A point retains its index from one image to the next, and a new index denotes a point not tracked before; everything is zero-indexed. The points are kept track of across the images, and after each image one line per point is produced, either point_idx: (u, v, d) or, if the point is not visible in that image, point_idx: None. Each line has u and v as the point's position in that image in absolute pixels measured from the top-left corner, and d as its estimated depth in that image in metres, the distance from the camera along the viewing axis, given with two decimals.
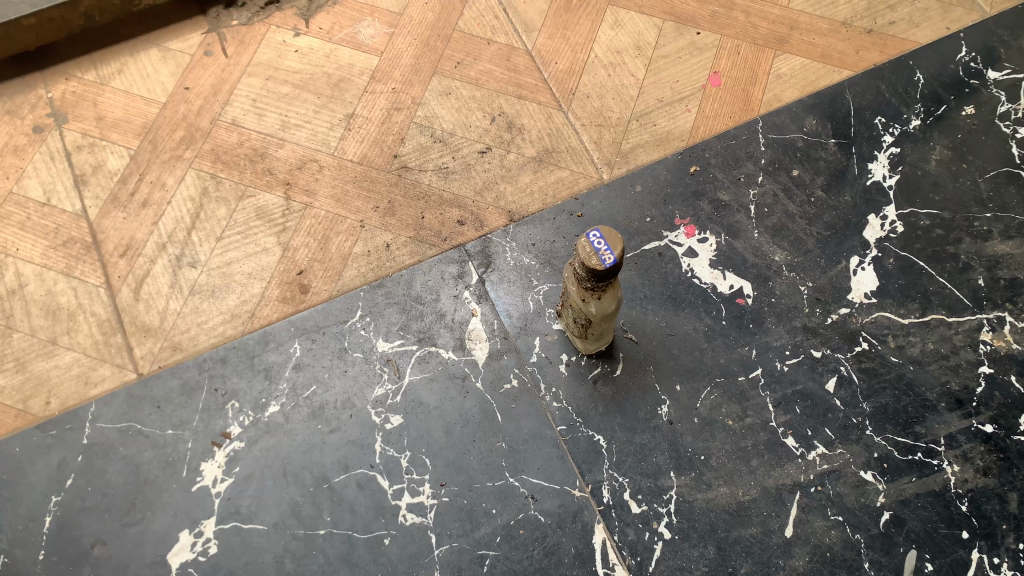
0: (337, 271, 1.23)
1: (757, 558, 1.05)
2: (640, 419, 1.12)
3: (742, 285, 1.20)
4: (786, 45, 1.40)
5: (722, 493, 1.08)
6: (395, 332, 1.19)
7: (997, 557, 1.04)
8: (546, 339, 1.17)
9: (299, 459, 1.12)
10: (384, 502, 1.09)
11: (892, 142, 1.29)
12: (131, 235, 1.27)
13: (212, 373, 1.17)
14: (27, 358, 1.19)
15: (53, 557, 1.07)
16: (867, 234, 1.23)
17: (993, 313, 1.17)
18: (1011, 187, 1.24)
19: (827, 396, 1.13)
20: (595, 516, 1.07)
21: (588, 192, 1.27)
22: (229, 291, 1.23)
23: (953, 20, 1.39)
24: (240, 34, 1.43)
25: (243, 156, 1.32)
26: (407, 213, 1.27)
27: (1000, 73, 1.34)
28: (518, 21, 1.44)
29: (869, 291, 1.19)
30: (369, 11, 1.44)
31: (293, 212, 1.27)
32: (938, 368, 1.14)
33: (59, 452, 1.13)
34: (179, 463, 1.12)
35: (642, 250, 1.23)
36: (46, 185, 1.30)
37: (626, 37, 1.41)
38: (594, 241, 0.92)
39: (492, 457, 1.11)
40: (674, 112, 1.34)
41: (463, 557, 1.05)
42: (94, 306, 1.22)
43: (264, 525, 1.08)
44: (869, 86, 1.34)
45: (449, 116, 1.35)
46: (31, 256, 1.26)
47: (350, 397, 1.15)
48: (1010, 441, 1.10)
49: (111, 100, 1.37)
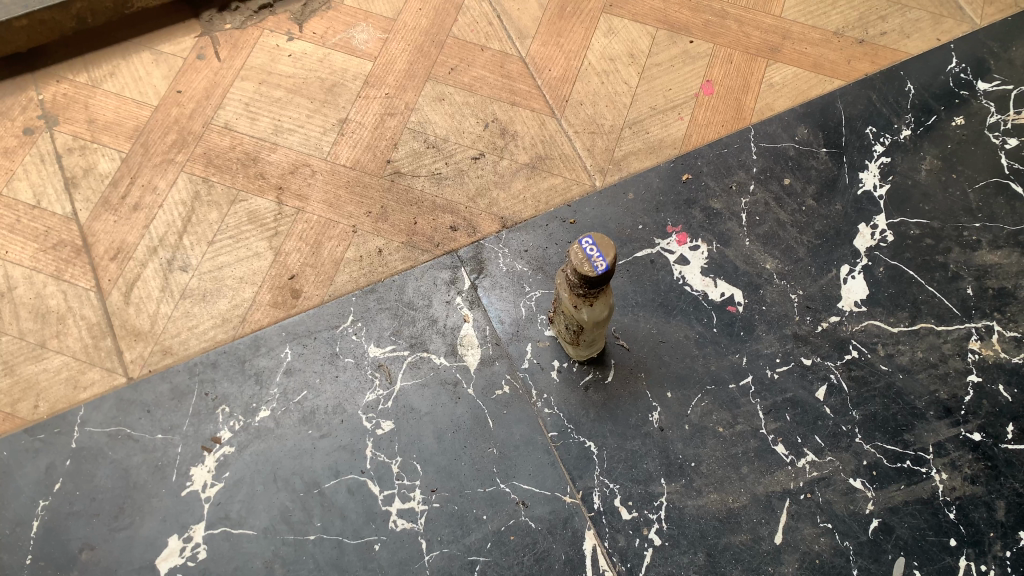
0: (329, 276, 1.23)
1: (746, 564, 1.05)
2: (631, 426, 1.13)
3: (733, 293, 1.21)
4: (779, 55, 1.40)
5: (712, 500, 1.09)
6: (386, 337, 1.19)
7: (984, 565, 1.04)
8: (538, 345, 1.17)
9: (289, 464, 1.11)
10: (374, 508, 1.09)
11: (883, 151, 1.30)
12: (122, 239, 1.26)
13: (202, 377, 1.17)
14: (15, 362, 1.18)
15: (40, 561, 1.06)
16: (858, 243, 1.23)
17: (981, 323, 1.18)
18: (1000, 198, 1.25)
19: (817, 403, 1.13)
20: (585, 523, 1.07)
21: (581, 199, 1.28)
22: (221, 295, 1.22)
23: (943, 31, 1.41)
24: (233, 38, 1.42)
25: (236, 160, 1.32)
26: (400, 218, 1.27)
27: (989, 84, 1.35)
28: (512, 27, 1.44)
29: (859, 299, 1.19)
30: (363, 16, 1.44)
31: (285, 217, 1.27)
32: (927, 376, 1.15)
33: (47, 456, 1.12)
34: (168, 468, 1.11)
35: (634, 257, 1.23)
36: (35, 187, 1.30)
37: (621, 45, 1.42)
38: (588, 248, 0.92)
39: (484, 463, 1.11)
40: (667, 120, 1.35)
41: (453, 564, 1.05)
42: (84, 310, 1.21)
43: (254, 530, 1.08)
44: (860, 95, 1.35)
45: (443, 122, 1.35)
46: (20, 259, 1.25)
47: (341, 403, 1.15)
48: (998, 449, 1.10)
49: (103, 103, 1.36)
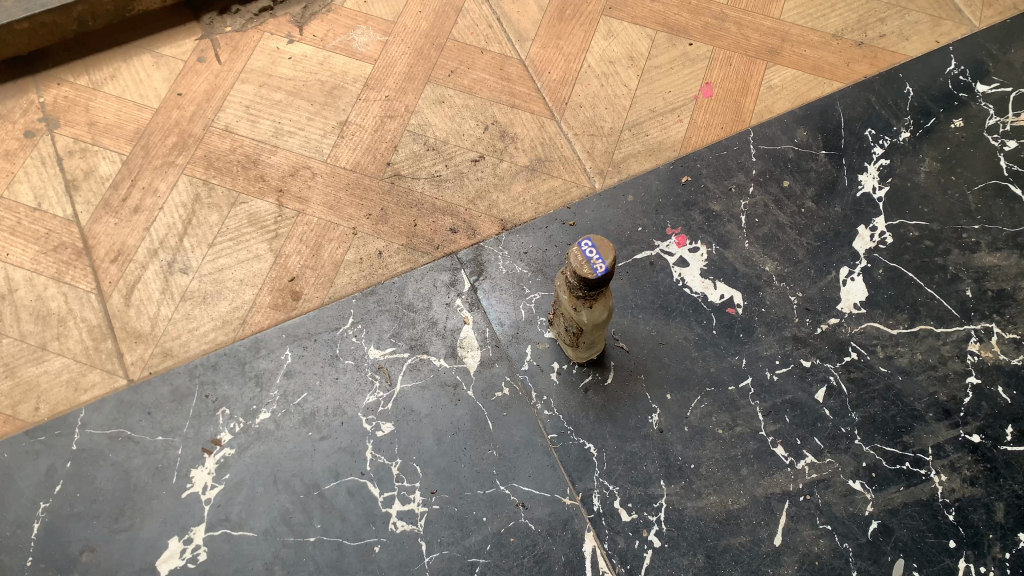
0: (329, 278, 1.23)
1: (746, 566, 1.05)
2: (630, 428, 1.13)
3: (733, 295, 1.21)
4: (777, 57, 1.41)
5: (712, 502, 1.09)
6: (386, 339, 1.19)
7: (984, 566, 1.04)
8: (538, 347, 1.18)
9: (290, 466, 1.11)
10: (374, 510, 1.09)
11: (882, 154, 1.30)
12: (122, 241, 1.27)
13: (203, 379, 1.17)
14: (16, 364, 1.18)
15: (41, 563, 1.06)
16: (858, 245, 1.23)
17: (981, 325, 1.18)
18: (1000, 200, 1.26)
19: (817, 405, 1.13)
20: (585, 525, 1.08)
21: (581, 201, 1.28)
22: (221, 297, 1.22)
23: (942, 33, 1.41)
24: (234, 41, 1.43)
25: (236, 162, 1.32)
26: (400, 220, 1.27)
27: (989, 87, 1.35)
28: (512, 30, 1.44)
29: (859, 300, 1.20)
30: (363, 18, 1.45)
31: (285, 219, 1.27)
32: (927, 378, 1.15)
33: (48, 459, 1.12)
34: (168, 470, 1.12)
35: (634, 259, 1.23)
36: (36, 189, 1.30)
37: (620, 47, 1.42)
38: (587, 250, 0.93)
39: (483, 464, 1.11)
40: (666, 123, 1.35)
41: (453, 565, 1.06)
42: (85, 312, 1.22)
43: (254, 532, 1.08)
44: (859, 98, 1.35)
45: (443, 125, 1.35)
46: (21, 262, 1.25)
47: (341, 405, 1.15)
48: (998, 451, 1.11)
49: (103, 106, 1.37)
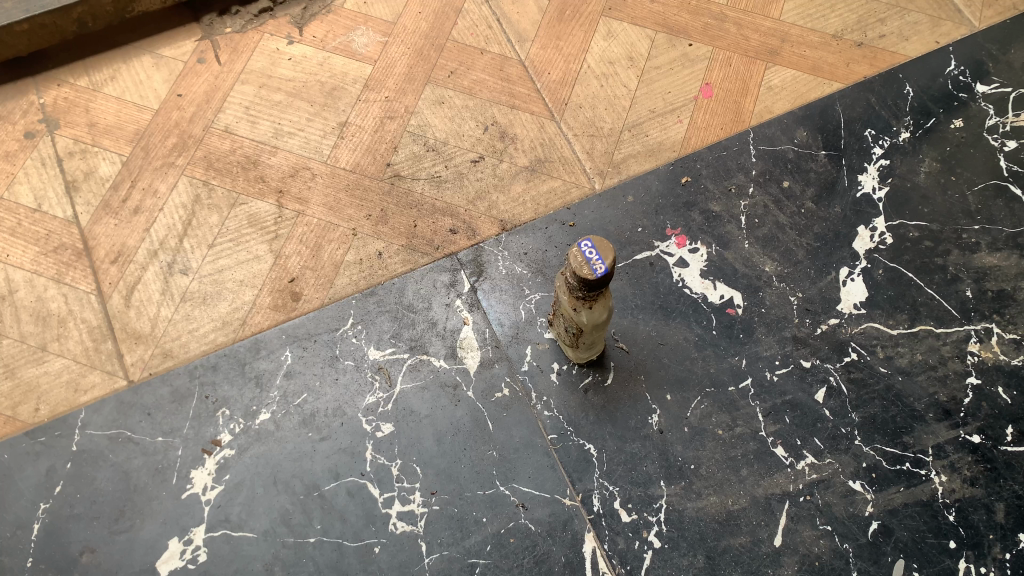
0: (329, 279, 1.23)
1: (746, 567, 1.05)
2: (630, 428, 1.13)
3: (732, 295, 1.21)
4: (777, 58, 1.41)
5: (712, 502, 1.09)
6: (386, 340, 1.19)
7: (984, 567, 1.04)
8: (538, 347, 1.18)
9: (290, 467, 1.11)
10: (374, 511, 1.09)
11: (882, 154, 1.30)
12: (122, 242, 1.27)
13: (203, 380, 1.17)
14: (16, 365, 1.18)
15: (41, 564, 1.06)
16: (857, 245, 1.23)
17: (981, 325, 1.18)
18: (1000, 201, 1.25)
19: (817, 406, 1.13)
20: (585, 525, 1.08)
21: (580, 202, 1.28)
22: (221, 298, 1.23)
23: (942, 34, 1.41)
24: (234, 42, 1.43)
25: (236, 163, 1.32)
26: (399, 221, 1.27)
27: (988, 87, 1.35)
28: (512, 31, 1.44)
29: (859, 301, 1.20)
30: (363, 19, 1.45)
31: (285, 220, 1.27)
32: (927, 378, 1.15)
33: (48, 459, 1.12)
34: (168, 471, 1.12)
35: (634, 260, 1.23)
36: (37, 191, 1.30)
37: (620, 48, 1.42)
38: (587, 251, 0.93)
39: (483, 465, 1.11)
40: (666, 123, 1.35)
41: (453, 566, 1.06)
42: (85, 313, 1.22)
43: (254, 533, 1.08)
44: (859, 98, 1.35)
45: (442, 125, 1.35)
46: (21, 263, 1.25)
47: (341, 405, 1.15)
48: (998, 452, 1.10)
49: (103, 107, 1.37)
